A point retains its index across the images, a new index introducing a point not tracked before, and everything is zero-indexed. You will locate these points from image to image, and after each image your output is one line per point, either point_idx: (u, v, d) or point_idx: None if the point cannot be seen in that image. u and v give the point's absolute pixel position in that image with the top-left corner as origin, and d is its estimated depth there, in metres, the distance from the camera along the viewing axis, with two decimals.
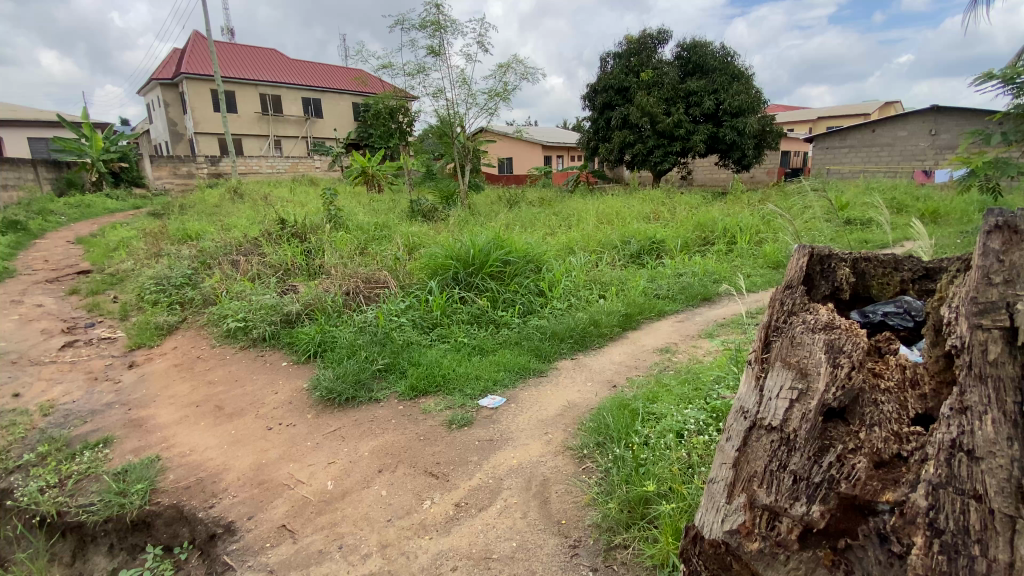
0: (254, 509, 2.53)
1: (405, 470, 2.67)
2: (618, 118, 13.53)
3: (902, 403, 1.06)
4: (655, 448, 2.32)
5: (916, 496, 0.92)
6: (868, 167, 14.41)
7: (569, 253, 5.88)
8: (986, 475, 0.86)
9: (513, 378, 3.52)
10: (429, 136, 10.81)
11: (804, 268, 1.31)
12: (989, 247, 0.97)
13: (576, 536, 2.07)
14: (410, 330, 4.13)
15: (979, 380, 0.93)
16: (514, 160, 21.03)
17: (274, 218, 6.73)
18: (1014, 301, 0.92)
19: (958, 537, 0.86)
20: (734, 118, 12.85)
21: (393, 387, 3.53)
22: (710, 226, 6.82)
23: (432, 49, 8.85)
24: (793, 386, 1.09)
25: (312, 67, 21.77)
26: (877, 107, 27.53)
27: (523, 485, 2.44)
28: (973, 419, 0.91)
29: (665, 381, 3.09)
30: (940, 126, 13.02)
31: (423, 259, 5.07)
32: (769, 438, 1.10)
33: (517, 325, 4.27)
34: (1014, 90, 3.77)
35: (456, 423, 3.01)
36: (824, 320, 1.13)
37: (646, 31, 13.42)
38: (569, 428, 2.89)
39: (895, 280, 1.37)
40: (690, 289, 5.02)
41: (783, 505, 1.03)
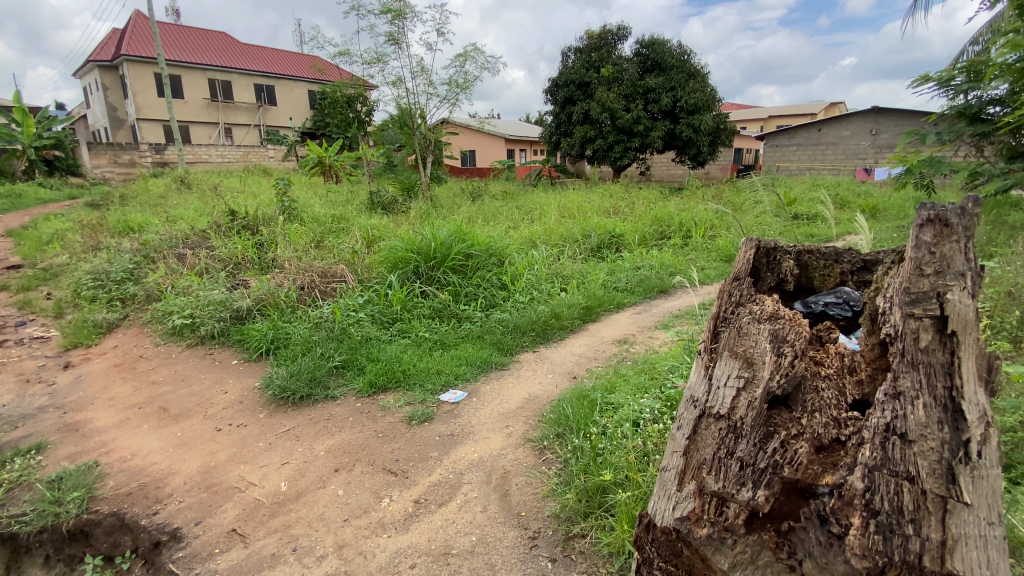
0: (202, 514, 2.41)
1: (363, 468, 2.61)
2: (579, 113, 13.63)
3: (841, 389, 1.11)
4: (613, 438, 2.36)
5: (853, 478, 0.95)
6: (815, 165, 15.13)
7: (531, 247, 5.90)
8: (918, 457, 0.92)
9: (474, 372, 3.50)
10: (389, 127, 10.57)
11: (751, 261, 1.35)
12: (922, 240, 1.07)
13: (535, 527, 2.08)
14: (369, 325, 4.03)
15: (912, 367, 1.00)
16: (476, 152, 20.91)
17: (224, 210, 6.43)
18: (943, 292, 1.00)
19: (892, 517, 0.89)
20: (691, 115, 13.20)
21: (351, 384, 3.44)
22: (666, 220, 7.00)
23: (391, 37, 8.61)
24: (739, 375, 1.12)
25: (264, 52, 20.84)
26: (824, 108, 28.84)
27: (483, 479, 2.43)
28: (906, 404, 0.97)
29: (623, 371, 3.15)
30: (880, 126, 13.79)
31: (383, 252, 4.96)
32: (717, 426, 1.11)
33: (479, 318, 4.25)
34: (948, 92, 4.03)
35: (415, 419, 2.97)
36: (769, 311, 1.18)
37: (607, 27, 13.55)
38: (529, 420, 2.90)
39: (836, 272, 1.44)
40: (649, 282, 5.13)
41: (731, 491, 1.04)
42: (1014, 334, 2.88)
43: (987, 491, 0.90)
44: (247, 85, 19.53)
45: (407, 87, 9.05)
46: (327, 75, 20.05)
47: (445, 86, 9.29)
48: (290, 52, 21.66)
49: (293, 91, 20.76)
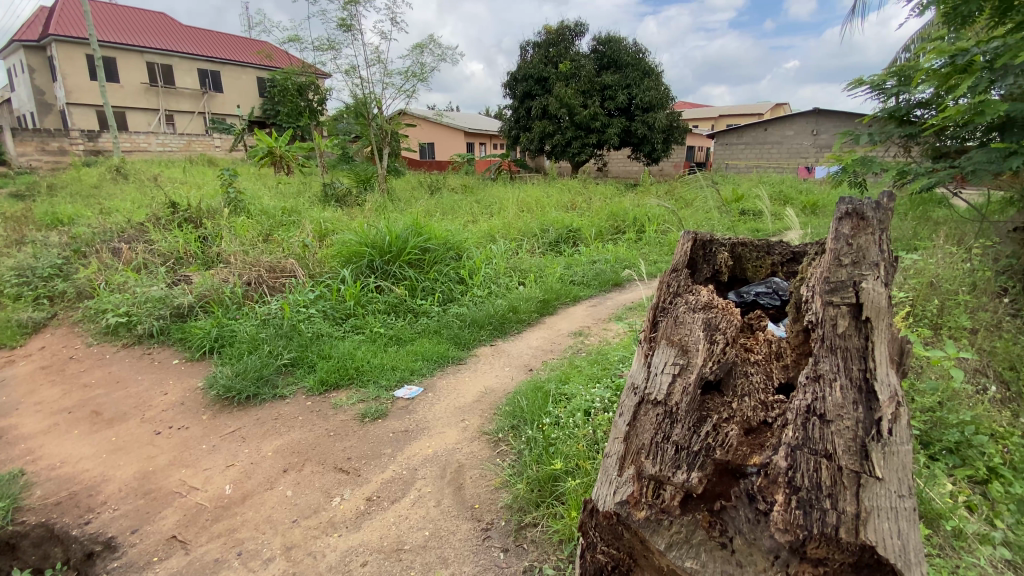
0: (139, 522, 2.29)
1: (313, 467, 2.54)
2: (538, 107, 13.67)
3: (768, 373, 1.17)
4: (565, 427, 2.40)
5: (777, 458, 1.00)
6: (761, 162, 15.81)
7: (490, 241, 5.89)
8: (835, 436, 0.99)
9: (430, 367, 3.47)
10: (344, 117, 10.27)
11: (689, 252, 1.41)
12: (842, 231, 1.16)
13: (488, 519, 2.08)
14: (320, 322, 3.91)
15: (831, 351, 1.07)
16: (435, 145, 20.66)
17: (164, 201, 6.08)
18: (859, 281, 1.09)
19: (812, 493, 0.95)
20: (645, 113, 13.52)
21: (301, 382, 3.34)
22: (622, 215, 7.15)
23: (344, 24, 8.35)
24: (675, 362, 1.17)
25: (208, 35, 19.77)
26: (770, 108, 30.11)
27: (438, 473, 2.42)
28: (825, 386, 1.04)
29: (577, 362, 3.20)
30: (821, 127, 14.53)
31: (335, 246, 4.83)
32: (654, 412, 1.15)
33: (436, 313, 4.21)
34: (879, 96, 4.30)
35: (369, 416, 2.92)
36: (704, 301, 1.23)
37: (564, 23, 13.65)
38: (485, 413, 2.91)
39: (768, 263, 1.52)
40: (604, 276, 5.23)
41: (667, 474, 1.07)
42: (935, 322, 3.13)
43: (898, 465, 0.97)
44: (190, 70, 18.47)
45: (362, 76, 8.81)
46: (277, 62, 19.25)
47: (401, 77, 9.10)
48: (237, 37, 20.66)
49: (240, 78, 19.80)
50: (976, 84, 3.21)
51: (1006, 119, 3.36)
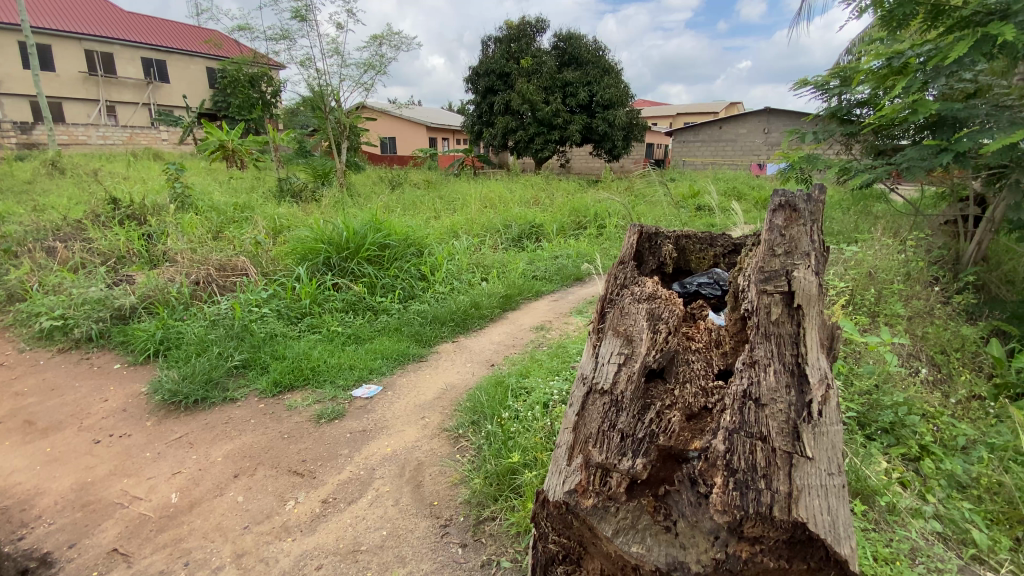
0: (77, 536, 2.16)
1: (266, 471, 2.46)
2: (500, 103, 13.63)
3: (709, 360, 1.25)
4: (524, 420, 2.42)
5: (716, 442, 1.05)
6: (716, 159, 16.27)
7: (452, 236, 5.84)
8: (769, 419, 1.05)
9: (390, 365, 3.41)
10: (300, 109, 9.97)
11: (634, 245, 1.52)
12: (777, 221, 1.31)
13: (447, 515, 2.07)
14: (273, 322, 3.79)
15: (765, 338, 1.16)
16: (396, 139, 20.33)
17: (103, 197, 5.73)
18: (791, 271, 1.21)
19: (748, 475, 0.99)
20: (606, 110, 13.70)
21: (253, 384, 3.22)
22: (583, 210, 7.25)
23: (298, 14, 8.09)
24: (621, 352, 1.23)
25: (152, 22, 18.75)
26: (724, 107, 31.08)
27: (396, 473, 2.38)
28: (760, 371, 1.11)
29: (538, 356, 3.22)
30: (772, 126, 15.13)
31: (290, 243, 4.70)
32: (601, 401, 1.18)
33: (397, 310, 4.14)
34: (822, 96, 4.50)
35: (325, 417, 2.85)
36: (648, 292, 1.32)
37: (525, 18, 13.68)
38: (446, 410, 2.89)
39: (711, 254, 1.64)
40: (566, 271, 5.29)
41: (613, 461, 1.09)
42: (872, 310, 3.29)
43: (828, 445, 1.03)
44: (133, 58, 17.43)
45: (318, 68, 8.54)
46: (227, 51, 18.36)
47: (360, 69, 8.89)
48: (185, 25, 19.68)
49: (189, 67, 18.63)
50: (911, 85, 3.41)
51: (936, 119, 3.54)
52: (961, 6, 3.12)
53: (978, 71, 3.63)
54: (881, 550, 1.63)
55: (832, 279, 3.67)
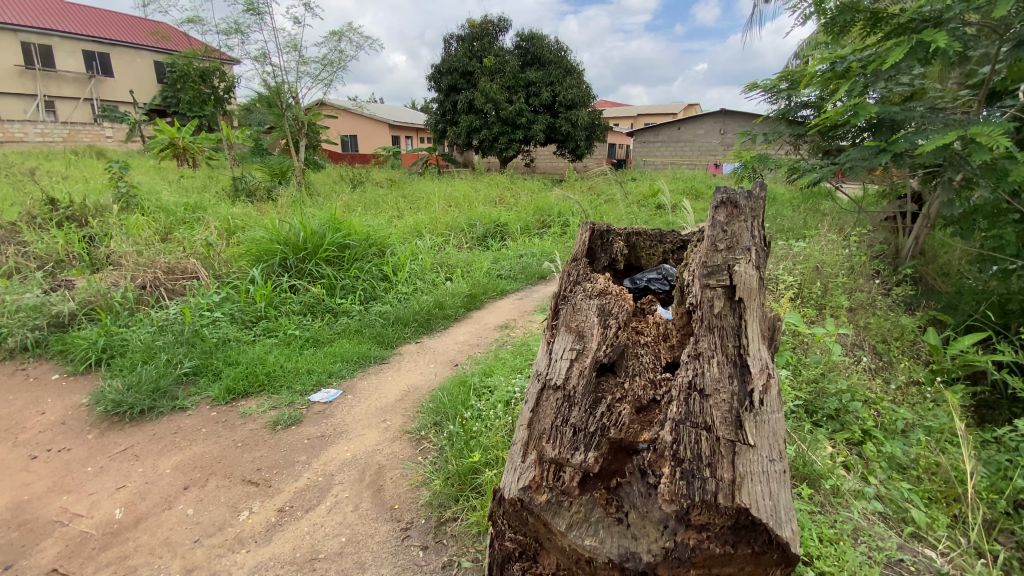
0: (10, 558, 2.01)
1: (218, 482, 2.37)
2: (464, 102, 13.55)
3: (657, 354, 1.29)
4: (486, 419, 2.43)
5: (664, 433, 1.08)
6: (675, 159, 16.70)
7: (416, 236, 5.77)
8: (713, 409, 1.08)
9: (351, 368, 3.34)
10: (257, 106, 9.64)
11: (587, 242, 1.58)
12: (719, 218, 1.39)
13: (408, 518, 2.04)
14: (226, 327, 3.64)
15: (709, 331, 1.21)
16: (358, 137, 19.95)
17: (39, 198, 5.38)
18: (732, 265, 1.27)
19: (693, 464, 1.02)
20: (569, 110, 13.84)
21: (204, 391, 3.09)
22: (547, 209, 7.30)
23: (251, 7, 7.80)
24: (573, 347, 1.25)
25: (94, 13, 17.76)
26: (683, 109, 31.89)
27: (356, 478, 2.33)
28: (704, 363, 1.16)
29: (501, 355, 3.23)
30: (727, 127, 15.61)
31: (245, 244, 4.54)
32: (554, 397, 1.19)
33: (357, 312, 4.06)
34: (772, 98, 4.68)
35: (281, 423, 2.76)
36: (599, 288, 1.37)
37: (488, 17, 13.67)
38: (408, 412, 2.85)
39: (660, 250, 1.72)
40: (530, 270, 5.32)
41: (566, 456, 1.10)
42: (819, 302, 3.45)
43: (769, 433, 1.08)
44: (74, 51, 16.44)
45: (273, 63, 8.28)
46: (177, 44, 17.52)
47: (318, 66, 8.66)
48: (130, 17, 18.73)
49: (135, 61, 17.75)
50: (853, 88, 3.56)
51: (877, 121, 3.71)
52: (898, 14, 3.29)
53: (913, 76, 3.84)
54: (826, 531, 1.71)
55: (782, 273, 3.82)
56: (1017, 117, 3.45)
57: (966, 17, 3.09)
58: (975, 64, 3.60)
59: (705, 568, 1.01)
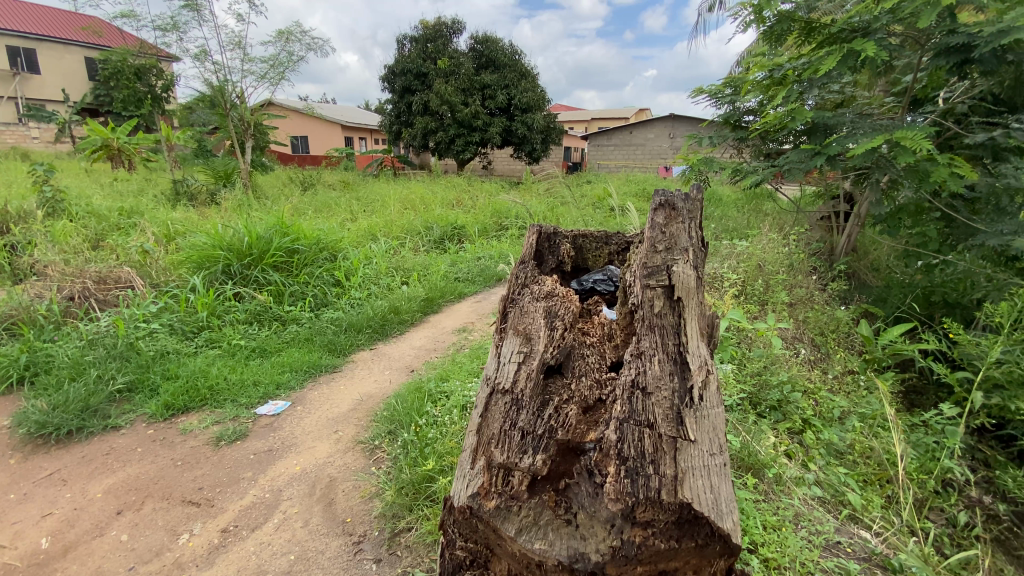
0: None
1: (156, 504, 2.22)
2: (418, 104, 13.41)
3: (603, 353, 1.32)
4: (441, 425, 2.40)
5: (610, 433, 1.10)
6: (628, 162, 17.13)
7: (370, 239, 5.64)
8: (655, 407, 1.11)
9: (300, 378, 3.22)
10: (198, 105, 9.18)
11: (534, 245, 1.61)
12: (657, 220, 1.44)
13: (361, 531, 1.98)
14: (165, 338, 3.44)
15: (650, 330, 1.25)
16: (309, 139, 19.37)
17: None
18: (671, 266, 1.32)
19: (637, 462, 1.05)
20: (525, 113, 13.94)
21: (141, 408, 2.90)
22: (504, 212, 7.32)
23: (189, 3, 7.44)
24: (520, 350, 1.26)
25: (15, 6, 16.50)
26: (635, 113, 32.77)
27: (306, 492, 2.25)
28: (646, 361, 1.19)
29: (458, 360, 3.20)
30: (676, 131, 16.17)
31: (185, 250, 4.31)
32: (503, 401, 1.19)
33: (308, 319, 3.92)
34: (716, 103, 4.86)
35: (225, 439, 2.63)
36: (546, 291, 1.39)
37: (441, 19, 13.59)
38: (361, 422, 2.77)
39: (606, 252, 1.78)
40: (487, 272, 5.31)
41: (514, 460, 1.09)
42: (762, 298, 3.61)
43: (708, 427, 1.11)
44: None
45: (215, 61, 7.92)
46: (110, 40, 16.51)
47: (264, 65, 8.35)
48: (56, 10, 17.51)
49: (63, 58, 16.58)
50: (789, 95, 3.75)
51: (812, 126, 3.91)
52: (829, 24, 3.48)
53: (844, 84, 4.09)
54: (769, 518, 1.78)
55: (727, 272, 3.97)
56: (936, 123, 3.72)
57: (891, 28, 3.30)
58: (899, 73, 3.86)
59: (652, 564, 1.02)
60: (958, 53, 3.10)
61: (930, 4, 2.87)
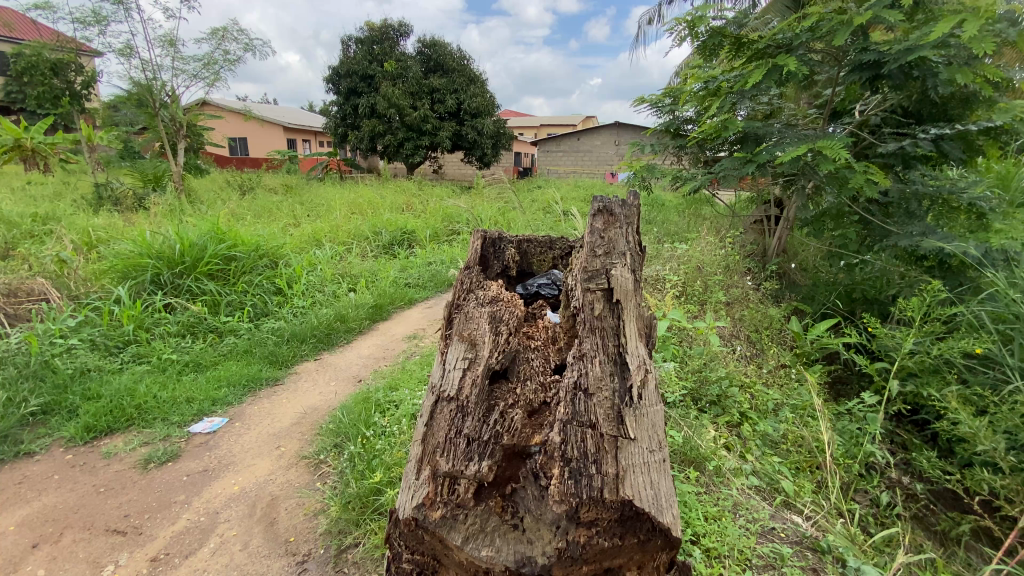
0: None
1: (76, 535, 2.04)
2: (365, 106, 13.13)
3: (547, 357, 1.35)
4: (390, 436, 2.35)
5: (554, 435, 1.11)
6: (576, 169, 17.51)
7: (315, 245, 5.47)
8: (596, 407, 1.14)
9: (238, 394, 3.07)
10: (124, 103, 8.58)
11: (478, 251, 1.63)
12: (596, 226, 1.51)
13: (305, 550, 1.90)
14: (85, 354, 3.17)
15: (591, 332, 1.29)
16: (248, 140, 18.54)
17: None
18: (610, 270, 1.37)
19: (581, 463, 1.06)
20: (474, 118, 13.95)
21: (57, 432, 2.66)
22: (455, 216, 7.29)
23: None
24: (465, 356, 1.25)
25: None
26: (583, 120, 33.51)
27: (245, 513, 2.14)
28: (587, 363, 1.22)
29: (408, 367, 3.15)
30: (621, 138, 16.67)
31: (109, 259, 4.01)
32: (448, 408, 1.17)
33: (246, 330, 3.74)
34: (657, 112, 5.06)
35: (154, 461, 2.46)
36: (490, 296, 1.41)
37: (387, 22, 13.40)
38: (305, 436, 2.67)
39: (549, 257, 1.82)
40: (438, 277, 5.26)
41: (460, 468, 1.08)
42: (701, 298, 3.78)
43: (648, 425, 1.15)
44: None
45: (142, 57, 7.44)
46: (23, 33, 15.16)
47: (197, 63, 7.93)
48: None
49: None
50: (723, 105, 3.95)
51: (743, 135, 4.14)
52: (757, 40, 3.69)
53: (772, 96, 4.36)
54: (710, 510, 1.86)
55: (669, 274, 4.13)
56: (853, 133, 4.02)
57: (812, 45, 3.55)
58: (820, 87, 4.16)
59: (596, 563, 1.04)
60: (871, 68, 3.36)
61: (846, 24, 3.11)
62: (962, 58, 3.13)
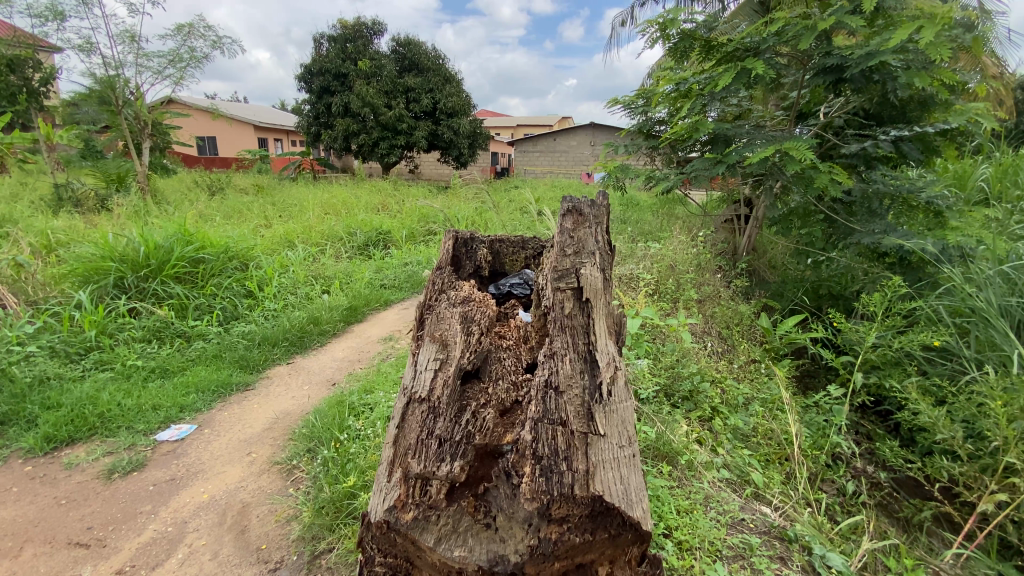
0: None
1: (35, 550, 1.96)
2: (338, 105, 12.93)
3: (518, 356, 1.36)
4: (364, 439, 2.33)
5: (525, 434, 1.13)
6: (553, 169, 17.61)
7: (287, 246, 5.37)
8: (567, 405, 1.15)
9: (208, 399, 2.99)
10: (84, 101, 8.27)
11: (450, 251, 1.63)
12: (567, 225, 1.52)
13: (277, 557, 1.87)
14: (44, 362, 3.05)
15: (561, 330, 1.30)
16: (218, 139, 18.08)
17: None
18: (580, 269, 1.39)
19: (552, 460, 1.08)
20: (450, 118, 13.89)
21: (15, 443, 2.55)
22: (431, 217, 7.24)
23: None
24: (437, 357, 1.25)
25: None
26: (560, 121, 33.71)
27: (215, 521, 2.09)
28: (558, 362, 1.23)
29: (383, 369, 3.12)
30: (596, 139, 16.83)
31: (70, 262, 3.87)
32: (420, 410, 1.17)
33: (215, 334, 3.65)
34: (630, 113, 5.13)
35: (119, 470, 2.38)
36: (462, 296, 1.41)
37: (360, 20, 13.24)
38: (277, 441, 2.63)
39: (522, 257, 1.83)
40: (414, 278, 5.22)
41: (431, 469, 1.08)
42: (674, 296, 3.85)
43: (617, 421, 1.17)
44: None
45: (104, 53, 7.19)
46: None
47: (162, 59, 7.70)
48: None
49: None
50: (694, 107, 4.03)
51: (713, 136, 4.23)
52: (726, 43, 3.77)
53: (741, 98, 4.47)
54: (682, 503, 1.90)
55: (643, 272, 4.19)
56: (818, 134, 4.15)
57: (778, 49, 3.65)
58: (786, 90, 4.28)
59: (568, 559, 1.05)
60: (834, 72, 3.47)
61: (809, 29, 3.21)
62: (919, 63, 3.26)
